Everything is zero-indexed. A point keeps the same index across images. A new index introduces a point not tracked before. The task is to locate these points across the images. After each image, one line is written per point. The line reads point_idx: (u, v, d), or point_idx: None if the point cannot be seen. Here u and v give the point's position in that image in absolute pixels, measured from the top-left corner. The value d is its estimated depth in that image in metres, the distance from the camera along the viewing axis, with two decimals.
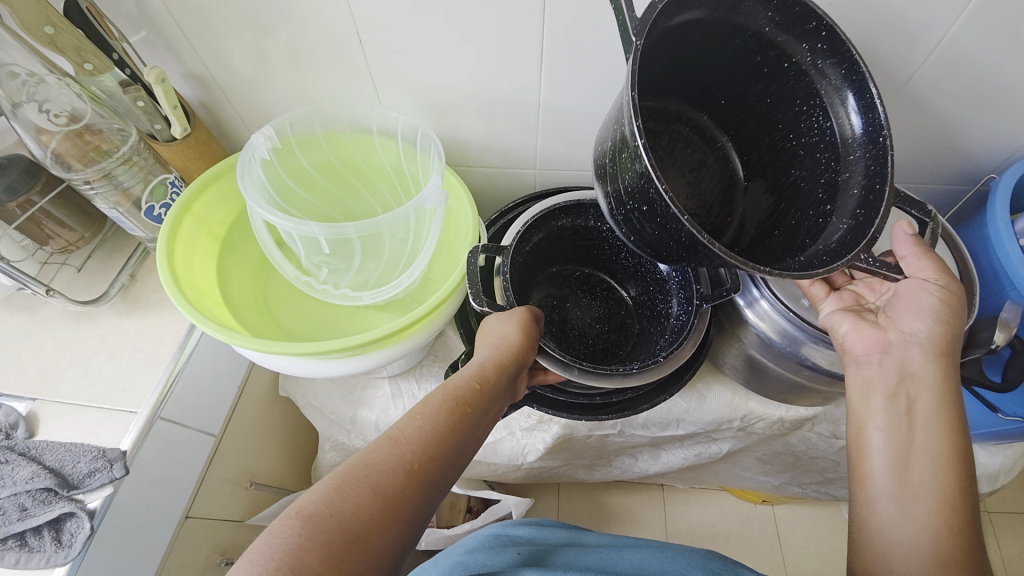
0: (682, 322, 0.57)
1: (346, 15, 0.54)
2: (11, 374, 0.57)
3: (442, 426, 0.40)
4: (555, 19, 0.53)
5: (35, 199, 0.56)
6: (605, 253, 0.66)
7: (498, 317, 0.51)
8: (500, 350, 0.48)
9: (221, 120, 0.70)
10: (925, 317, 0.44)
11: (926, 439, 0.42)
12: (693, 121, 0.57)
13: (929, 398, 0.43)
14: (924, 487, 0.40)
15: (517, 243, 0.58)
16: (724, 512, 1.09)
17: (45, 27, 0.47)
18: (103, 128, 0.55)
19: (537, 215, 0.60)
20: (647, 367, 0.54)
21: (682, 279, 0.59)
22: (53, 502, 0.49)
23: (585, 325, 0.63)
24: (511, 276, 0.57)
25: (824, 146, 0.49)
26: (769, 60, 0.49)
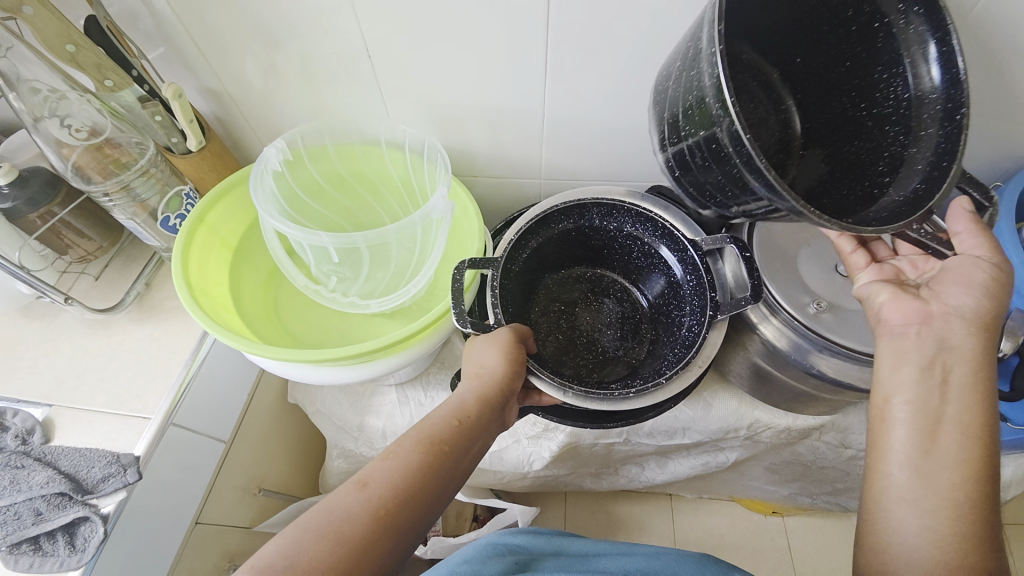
0: (694, 336, 0.55)
1: (356, 30, 0.56)
2: (29, 381, 0.59)
3: (414, 467, 0.40)
4: (558, 31, 0.54)
5: (55, 211, 0.58)
6: (617, 256, 0.65)
7: (482, 345, 0.51)
8: (481, 382, 0.48)
9: (234, 133, 0.71)
10: (972, 290, 0.43)
11: (956, 412, 0.41)
12: (762, 75, 0.50)
13: (964, 369, 0.41)
14: (947, 462, 0.40)
15: (508, 251, 0.58)
16: (733, 523, 1.08)
17: (67, 45, 0.50)
18: (122, 141, 0.56)
19: (533, 220, 0.60)
20: (643, 392, 0.53)
21: (698, 286, 0.56)
22: (67, 506, 0.50)
23: (594, 331, 0.64)
24: (501, 293, 0.56)
25: (897, 117, 0.45)
26: (861, 17, 0.44)
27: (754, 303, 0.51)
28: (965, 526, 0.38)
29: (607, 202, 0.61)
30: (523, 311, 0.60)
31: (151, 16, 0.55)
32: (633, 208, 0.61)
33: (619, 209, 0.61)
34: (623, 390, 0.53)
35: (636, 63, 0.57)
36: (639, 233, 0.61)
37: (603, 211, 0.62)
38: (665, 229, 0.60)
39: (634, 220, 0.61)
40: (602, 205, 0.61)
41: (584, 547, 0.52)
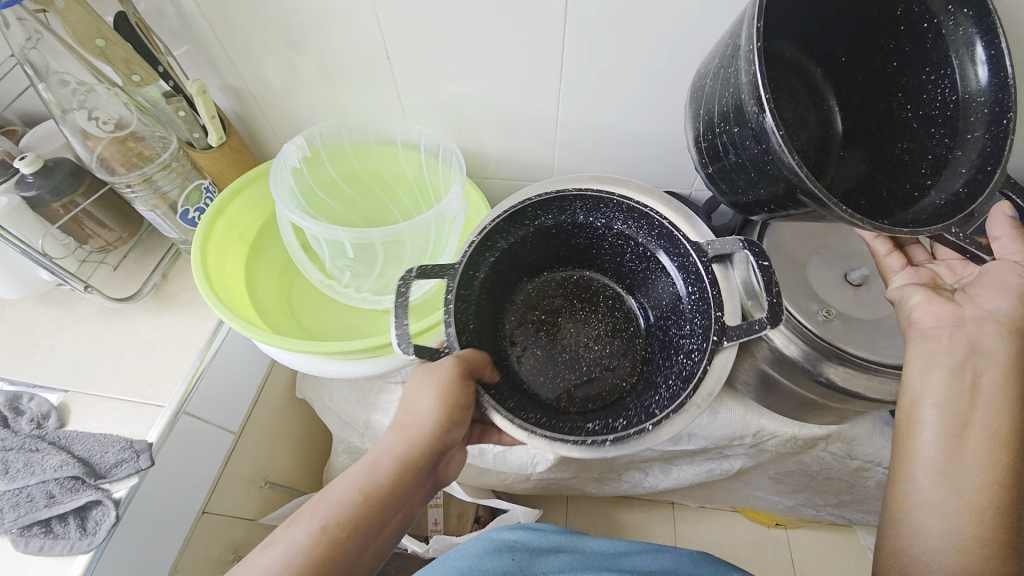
0: (694, 364, 0.46)
1: (377, 33, 0.57)
2: (47, 367, 0.60)
3: (297, 562, 0.37)
4: (574, 35, 0.55)
5: (78, 200, 0.59)
6: (607, 260, 0.59)
7: (416, 389, 0.45)
8: (402, 443, 0.44)
9: (253, 129, 0.73)
10: (1008, 294, 0.43)
11: (988, 416, 0.40)
12: (805, 73, 0.51)
13: (999, 372, 0.41)
14: (973, 466, 0.39)
15: (472, 253, 0.48)
16: (736, 533, 1.07)
17: (97, 39, 0.51)
18: (146, 135, 0.58)
19: (509, 214, 0.50)
20: (626, 439, 0.43)
21: (699, 302, 0.48)
22: (80, 490, 0.51)
23: (579, 348, 0.57)
24: (455, 309, 0.47)
25: (942, 119, 0.46)
26: (910, 16, 0.44)
27: (771, 327, 0.43)
28: (987, 531, 0.38)
29: (593, 194, 0.52)
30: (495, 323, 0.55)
31: (177, 14, 0.56)
32: (625, 202, 0.52)
33: (606, 202, 0.52)
34: (602, 436, 0.44)
35: (650, 70, 0.57)
36: (630, 231, 0.53)
37: (587, 205, 0.53)
38: (665, 231, 0.51)
39: (625, 215, 0.52)
40: (590, 197, 0.52)
41: (585, 544, 0.53)
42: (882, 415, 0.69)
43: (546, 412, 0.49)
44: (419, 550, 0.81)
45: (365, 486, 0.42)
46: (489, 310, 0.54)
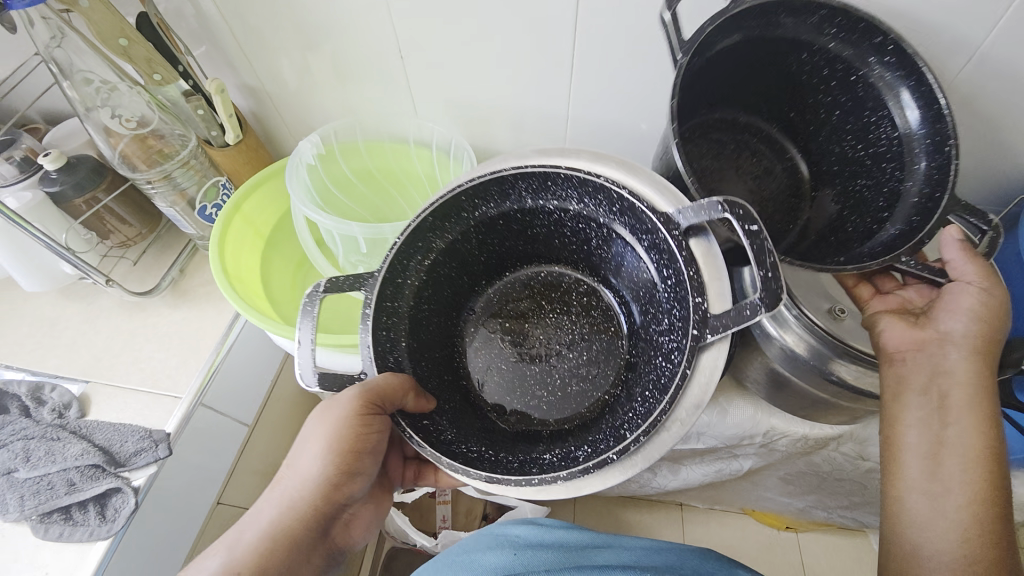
0: (674, 370, 0.38)
1: (390, 33, 0.58)
2: (68, 358, 0.62)
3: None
4: (585, 34, 0.55)
5: (100, 196, 0.61)
6: (574, 247, 0.51)
7: (302, 445, 0.42)
8: (280, 513, 0.40)
9: (269, 128, 0.74)
10: (963, 317, 0.42)
11: (960, 435, 0.40)
12: (762, 132, 0.60)
13: (964, 390, 0.41)
14: (954, 483, 0.39)
15: (392, 262, 0.43)
16: (745, 535, 1.07)
17: (120, 39, 0.52)
18: (166, 133, 0.59)
19: (433, 209, 0.44)
20: (586, 476, 0.37)
21: (678, 289, 0.41)
22: (100, 477, 0.53)
23: (550, 355, 0.52)
24: (377, 318, 0.43)
25: (891, 155, 0.50)
26: (837, 73, 0.50)
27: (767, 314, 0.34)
28: (978, 546, 0.38)
29: (536, 174, 0.43)
30: (447, 337, 0.52)
31: (197, 16, 0.58)
32: (573, 175, 0.42)
33: (554, 178, 0.44)
34: (554, 472, 0.38)
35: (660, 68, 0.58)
36: (589, 210, 0.45)
37: (533, 185, 0.45)
38: (626, 204, 0.42)
39: (579, 191, 0.44)
40: (535, 176, 0.44)
41: (586, 539, 0.52)
42: None
43: (499, 444, 0.45)
44: (428, 545, 0.82)
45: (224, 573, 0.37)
46: (428, 324, 0.49)
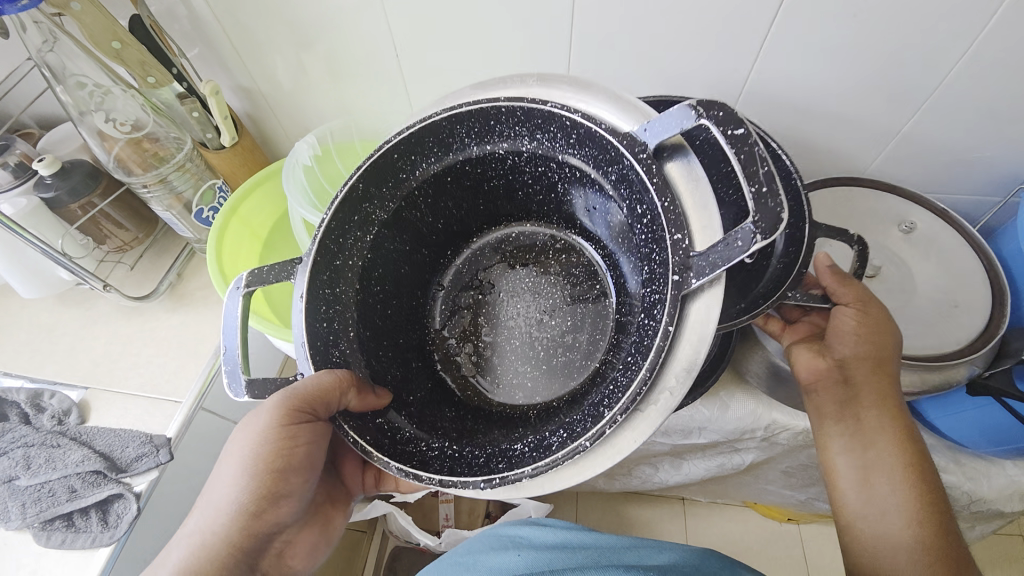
0: (655, 327, 0.34)
1: (383, 32, 0.58)
2: (67, 364, 0.62)
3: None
4: (581, 29, 0.55)
5: (96, 201, 0.60)
6: (540, 196, 0.51)
7: (218, 476, 0.40)
8: (190, 559, 0.37)
9: (265, 130, 0.74)
10: (854, 341, 0.45)
11: (882, 454, 0.44)
12: None
13: (875, 411, 0.45)
14: (887, 502, 0.43)
15: (324, 238, 0.42)
16: (748, 529, 1.07)
17: (113, 42, 0.52)
18: (161, 136, 0.59)
19: (363, 173, 0.44)
20: (554, 468, 0.35)
21: (650, 225, 0.38)
22: (102, 484, 0.52)
23: (530, 323, 0.52)
24: (323, 292, 0.42)
25: None
26: None
27: (763, 239, 0.30)
28: (927, 562, 0.40)
29: (474, 114, 0.42)
30: (414, 318, 0.53)
31: (188, 16, 0.58)
32: (515, 106, 0.41)
33: (495, 116, 0.42)
34: (518, 469, 0.36)
35: (658, 62, 0.57)
36: (543, 147, 0.43)
37: (474, 130, 0.44)
38: (581, 130, 0.40)
39: (527, 127, 0.43)
40: (476, 117, 0.43)
41: (589, 538, 0.52)
42: None
43: (469, 433, 0.44)
44: (432, 544, 0.82)
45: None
46: (383, 309, 0.48)
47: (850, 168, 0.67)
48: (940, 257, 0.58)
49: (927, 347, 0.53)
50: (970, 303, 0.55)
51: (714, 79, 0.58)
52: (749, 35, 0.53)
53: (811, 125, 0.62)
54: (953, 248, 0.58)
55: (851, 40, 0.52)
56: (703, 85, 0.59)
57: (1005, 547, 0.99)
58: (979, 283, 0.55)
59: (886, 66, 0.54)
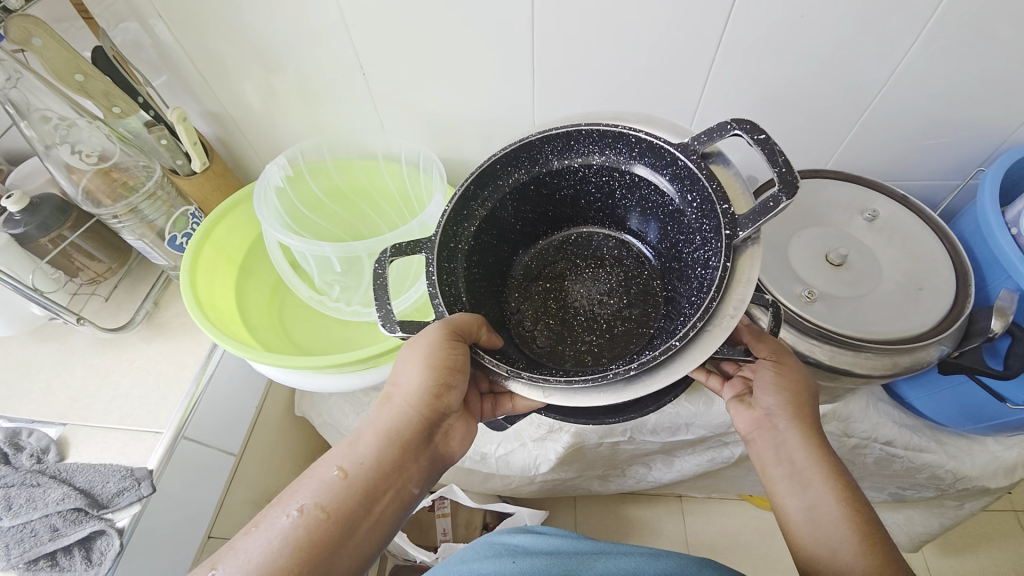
0: (715, 267, 0.42)
1: (350, 50, 0.58)
2: (43, 402, 0.60)
3: (276, 548, 0.36)
4: (542, 42, 0.56)
5: (66, 234, 0.60)
6: (598, 203, 0.57)
7: (401, 361, 0.43)
8: (384, 420, 0.42)
9: (236, 154, 0.74)
10: (776, 389, 0.46)
11: (823, 496, 0.41)
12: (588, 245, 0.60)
13: (806, 450, 0.43)
14: (839, 544, 0.39)
15: (447, 223, 0.48)
16: (745, 522, 1.07)
17: (76, 75, 0.52)
18: (130, 165, 0.59)
19: (473, 177, 0.51)
20: (654, 364, 0.39)
21: (703, 205, 0.46)
22: (83, 521, 0.51)
23: (593, 303, 0.55)
24: (441, 270, 0.47)
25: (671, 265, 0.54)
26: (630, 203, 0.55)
27: (787, 201, 0.39)
28: None
29: (559, 134, 0.51)
30: (496, 303, 0.54)
31: (154, 45, 0.58)
32: (594, 129, 0.50)
33: (576, 137, 0.51)
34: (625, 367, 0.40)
35: (621, 69, 0.59)
36: (610, 160, 0.52)
37: (558, 146, 0.52)
38: (644, 144, 0.49)
39: (601, 144, 0.52)
40: (558, 137, 0.52)
41: (583, 546, 0.52)
42: (874, 395, 0.67)
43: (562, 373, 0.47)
44: (428, 559, 0.81)
45: (349, 464, 0.41)
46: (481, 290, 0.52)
47: (814, 160, 0.69)
48: (903, 242, 0.59)
49: (895, 329, 0.54)
50: (934, 284, 0.56)
51: (674, 83, 0.60)
52: (704, 39, 0.55)
53: (773, 122, 0.64)
54: (919, 235, 0.59)
55: (801, 39, 0.54)
56: (665, 89, 0.61)
57: (997, 523, 1.00)
58: (942, 258, 0.57)
59: (840, 60, 0.56)
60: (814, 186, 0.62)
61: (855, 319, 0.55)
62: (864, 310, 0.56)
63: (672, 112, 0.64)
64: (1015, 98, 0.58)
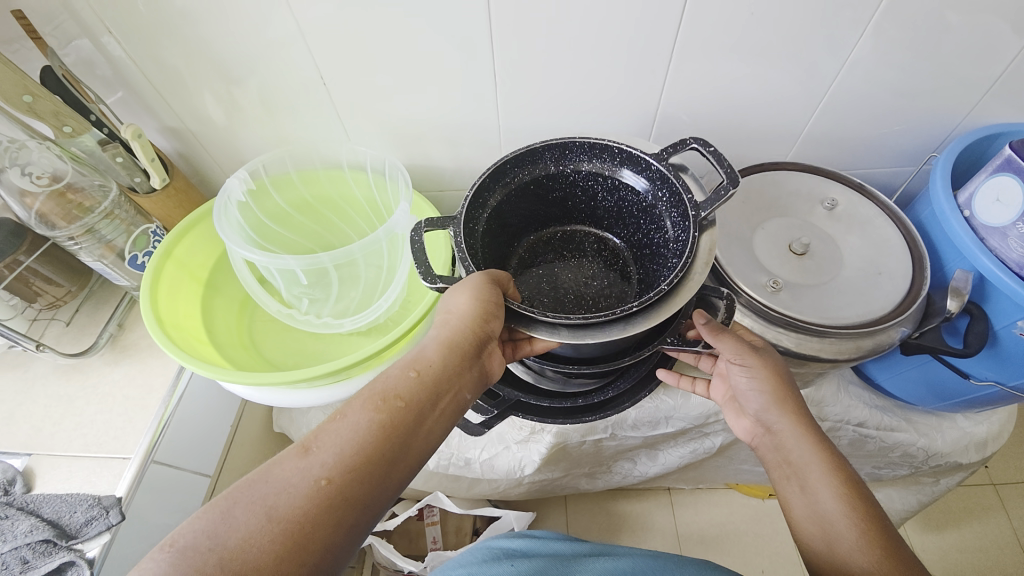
0: (686, 239, 0.46)
1: (309, 62, 0.58)
2: (5, 433, 0.58)
3: (363, 428, 0.36)
4: (502, 46, 0.56)
5: (21, 258, 0.57)
6: (581, 205, 0.60)
7: (451, 290, 0.44)
8: (447, 329, 0.43)
9: (198, 168, 0.72)
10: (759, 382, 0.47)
11: (821, 489, 0.42)
12: (570, 239, 0.62)
13: (801, 447, 0.44)
14: (841, 534, 0.40)
15: (467, 208, 0.50)
16: (733, 510, 1.09)
17: (25, 95, 0.51)
18: (84, 185, 0.57)
19: (486, 174, 0.52)
20: (649, 304, 0.42)
21: (671, 195, 0.50)
22: (53, 552, 0.49)
23: (580, 285, 0.58)
24: (466, 246, 0.48)
25: (642, 256, 0.58)
26: (605, 205, 0.58)
27: (733, 186, 0.45)
28: None
29: (558, 143, 0.53)
30: None
31: (107, 61, 0.57)
32: (587, 141, 0.53)
33: (571, 147, 0.54)
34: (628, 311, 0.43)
35: (581, 70, 0.59)
36: (596, 166, 0.55)
37: (556, 153, 0.54)
38: (621, 152, 0.53)
39: (590, 153, 0.54)
40: (555, 146, 0.54)
41: (582, 548, 0.52)
42: (845, 378, 0.69)
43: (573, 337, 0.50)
44: (416, 569, 0.81)
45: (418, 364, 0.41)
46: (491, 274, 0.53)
47: (777, 152, 0.70)
48: (862, 229, 0.61)
49: (856, 313, 0.55)
50: (891, 268, 0.58)
51: (636, 81, 0.60)
52: (661, 37, 0.55)
53: (735, 116, 0.65)
54: (875, 222, 0.61)
55: (754, 34, 0.55)
56: (628, 88, 0.61)
57: (974, 496, 1.03)
58: (898, 244, 0.59)
59: (793, 54, 0.57)
60: (774, 179, 0.64)
61: (818, 305, 0.56)
62: (826, 297, 0.57)
63: (636, 110, 0.64)
64: (959, 84, 0.60)
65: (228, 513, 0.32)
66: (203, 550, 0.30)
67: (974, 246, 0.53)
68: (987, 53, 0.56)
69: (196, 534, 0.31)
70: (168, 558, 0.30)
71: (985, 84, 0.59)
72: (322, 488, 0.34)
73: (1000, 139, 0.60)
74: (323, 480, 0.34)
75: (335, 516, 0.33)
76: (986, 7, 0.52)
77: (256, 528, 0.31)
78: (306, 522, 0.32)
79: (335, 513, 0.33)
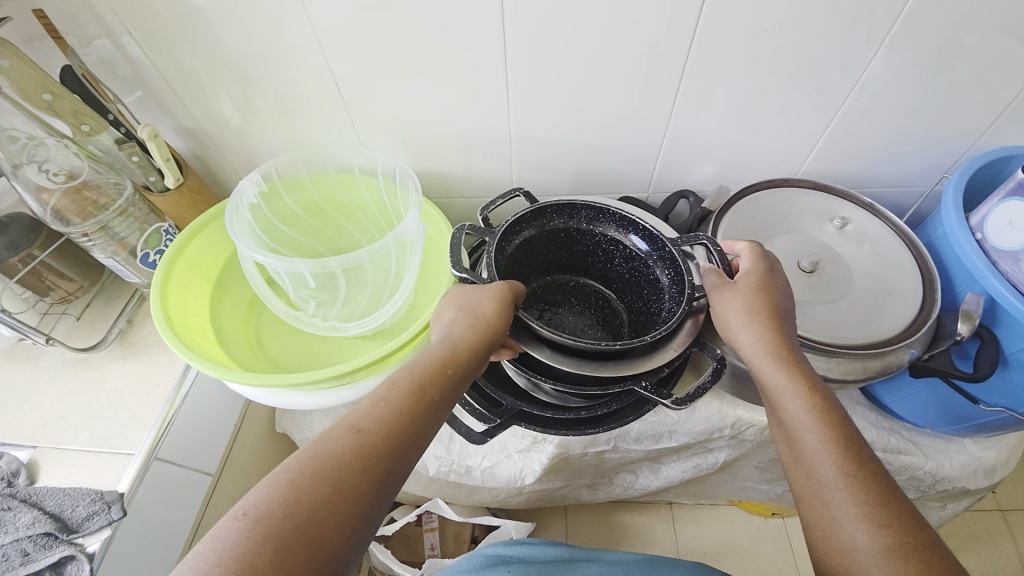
0: (674, 315, 0.52)
1: (324, 67, 0.58)
2: (13, 425, 0.58)
3: (400, 405, 0.38)
4: (515, 55, 0.57)
5: (36, 253, 0.59)
6: (597, 259, 0.64)
7: (474, 292, 0.48)
8: (470, 330, 0.45)
9: (212, 169, 0.73)
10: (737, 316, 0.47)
11: (789, 408, 0.42)
12: (579, 290, 0.66)
13: (773, 373, 0.44)
14: (807, 449, 0.40)
15: (504, 230, 0.56)
16: (735, 527, 1.08)
17: (43, 94, 0.52)
18: (100, 183, 0.58)
19: (525, 213, 0.59)
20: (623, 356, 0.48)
21: (675, 276, 0.55)
22: (53, 546, 0.50)
23: (577, 331, 0.61)
24: (496, 258, 0.54)
25: (636, 317, 0.62)
26: (618, 269, 0.63)
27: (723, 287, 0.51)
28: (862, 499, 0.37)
29: (596, 203, 0.61)
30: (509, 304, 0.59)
31: (127, 62, 0.58)
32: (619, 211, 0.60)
33: (604, 212, 0.61)
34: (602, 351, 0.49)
35: (593, 81, 0.59)
36: (618, 232, 0.61)
37: (591, 214, 0.61)
38: (641, 227, 0.59)
39: (619, 223, 0.61)
40: (591, 208, 0.61)
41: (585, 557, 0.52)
42: (852, 398, 0.69)
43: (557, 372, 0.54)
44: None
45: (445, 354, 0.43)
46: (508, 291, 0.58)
47: (787, 169, 0.70)
48: (872, 247, 0.61)
49: (864, 334, 0.55)
50: (902, 288, 0.57)
51: (647, 93, 0.60)
52: (673, 51, 0.56)
53: (746, 131, 0.65)
54: (883, 241, 0.61)
55: (766, 49, 0.55)
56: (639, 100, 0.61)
57: (982, 522, 1.01)
58: (909, 265, 0.59)
59: (806, 70, 0.57)
60: (783, 197, 0.64)
61: (827, 325, 0.56)
62: (836, 316, 0.57)
63: (647, 123, 0.64)
64: (973, 106, 0.59)
65: (294, 488, 0.32)
66: (275, 518, 0.31)
67: (986, 270, 0.52)
68: (1002, 75, 0.56)
69: (267, 505, 0.31)
70: (245, 525, 0.31)
71: (999, 105, 0.59)
72: (370, 464, 0.35)
73: (1013, 162, 0.60)
74: (372, 456, 0.35)
75: (377, 477, 0.35)
76: (999, 31, 0.52)
77: (316, 496, 0.32)
78: (359, 489, 0.34)
79: (379, 477, 0.35)
